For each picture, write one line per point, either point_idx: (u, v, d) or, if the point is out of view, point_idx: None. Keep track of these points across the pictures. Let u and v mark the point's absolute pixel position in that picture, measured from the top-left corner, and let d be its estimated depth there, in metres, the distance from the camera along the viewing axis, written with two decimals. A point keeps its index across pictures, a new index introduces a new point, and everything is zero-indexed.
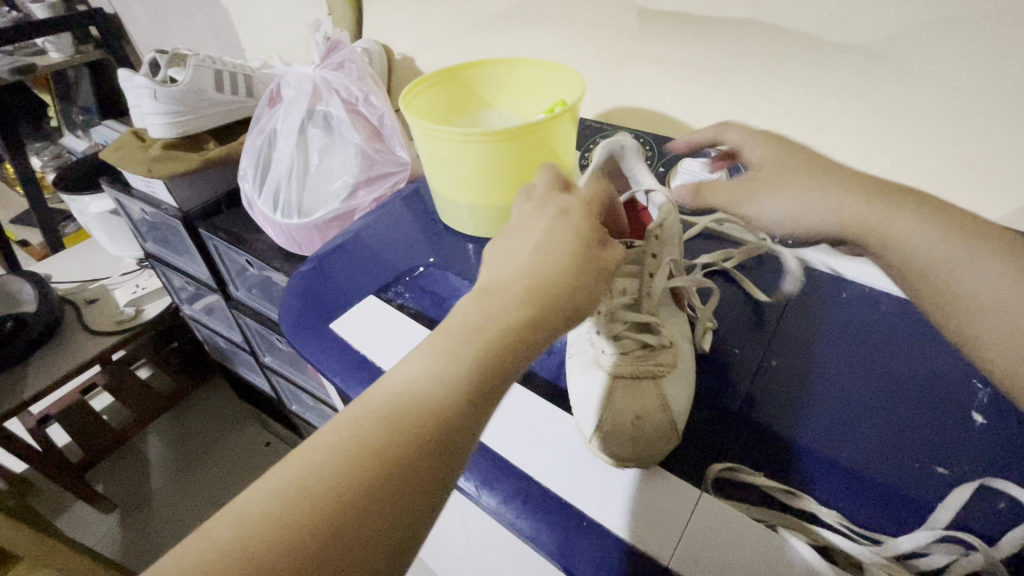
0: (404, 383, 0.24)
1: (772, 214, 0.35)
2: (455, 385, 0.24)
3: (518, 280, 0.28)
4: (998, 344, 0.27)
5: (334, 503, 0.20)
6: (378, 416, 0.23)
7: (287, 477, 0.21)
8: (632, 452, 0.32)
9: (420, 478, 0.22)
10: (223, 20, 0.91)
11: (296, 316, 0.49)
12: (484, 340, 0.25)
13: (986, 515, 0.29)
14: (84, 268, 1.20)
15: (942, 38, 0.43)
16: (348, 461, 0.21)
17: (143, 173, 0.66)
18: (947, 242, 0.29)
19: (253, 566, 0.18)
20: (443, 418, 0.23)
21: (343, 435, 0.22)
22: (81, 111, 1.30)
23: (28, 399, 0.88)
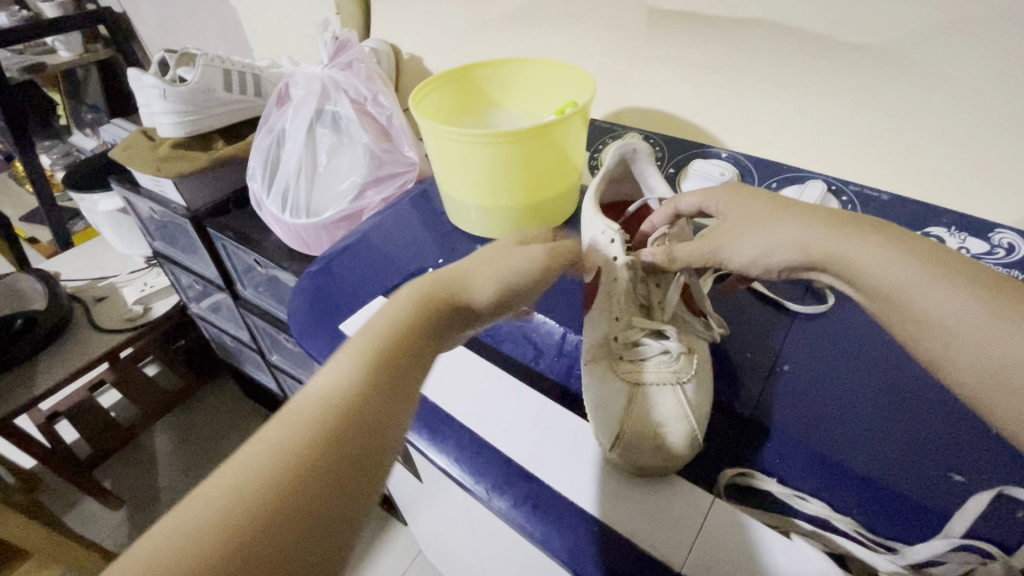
0: (308, 386, 0.25)
1: (745, 252, 0.35)
2: (366, 378, 0.25)
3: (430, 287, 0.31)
4: (970, 372, 0.25)
5: (267, 503, 0.20)
6: (283, 417, 0.23)
7: (232, 479, 0.21)
8: (658, 464, 0.31)
9: (350, 471, 0.23)
10: (231, 19, 0.91)
11: (305, 318, 0.49)
12: (389, 338, 0.27)
13: (1003, 524, 0.29)
14: (93, 265, 1.21)
15: (958, 40, 0.42)
16: (268, 462, 0.21)
17: (151, 172, 0.66)
18: (914, 269, 0.28)
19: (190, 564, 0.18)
20: (366, 408, 0.24)
21: (274, 437, 0.23)
22: (90, 109, 1.31)
23: (39, 396, 0.89)
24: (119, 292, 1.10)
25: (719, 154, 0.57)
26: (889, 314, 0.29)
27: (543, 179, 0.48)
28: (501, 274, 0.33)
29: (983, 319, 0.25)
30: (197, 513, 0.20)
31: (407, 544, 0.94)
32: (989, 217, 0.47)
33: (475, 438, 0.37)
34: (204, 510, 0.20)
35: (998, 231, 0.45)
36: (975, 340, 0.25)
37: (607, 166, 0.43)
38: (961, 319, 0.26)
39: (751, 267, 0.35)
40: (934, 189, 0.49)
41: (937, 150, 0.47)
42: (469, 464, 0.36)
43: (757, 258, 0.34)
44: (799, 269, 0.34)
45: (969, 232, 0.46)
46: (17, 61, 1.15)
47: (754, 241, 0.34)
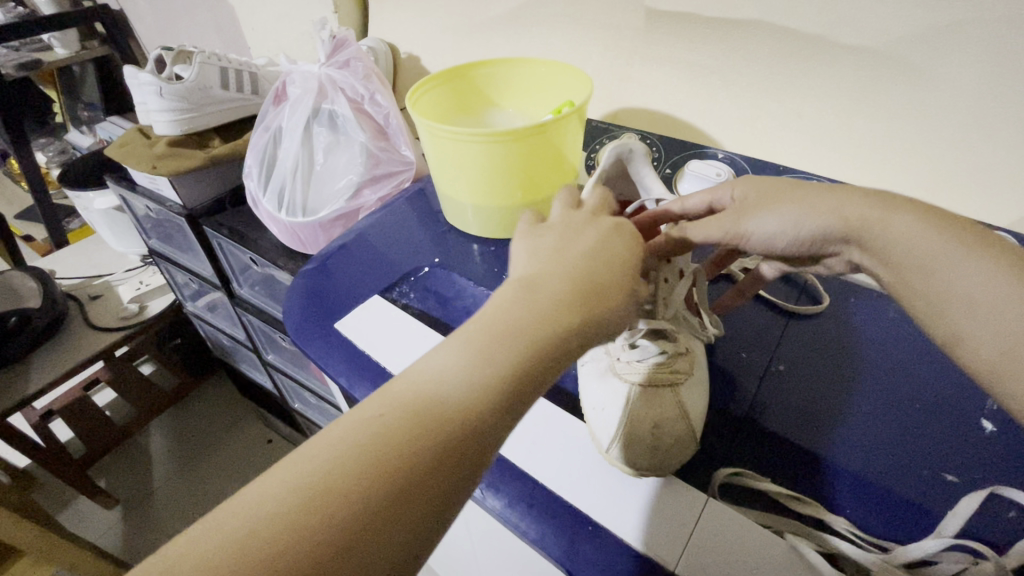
0: (429, 381, 0.24)
1: (768, 226, 0.32)
2: (478, 388, 0.23)
3: (563, 280, 0.27)
4: (995, 343, 0.25)
5: (351, 506, 0.20)
6: (397, 417, 0.22)
7: (317, 468, 0.21)
8: (652, 464, 0.31)
9: (434, 490, 0.21)
10: (228, 17, 0.91)
11: (300, 317, 0.49)
12: (520, 349, 0.24)
13: (996, 523, 0.29)
14: (88, 264, 1.20)
15: (954, 42, 0.42)
16: (369, 464, 0.21)
17: (147, 170, 0.66)
18: (940, 241, 0.28)
19: (271, 554, 0.18)
20: (467, 423, 0.23)
21: (368, 433, 0.22)
22: (86, 107, 1.30)
23: (33, 394, 0.89)
24: (114, 291, 1.09)
25: (715, 155, 0.57)
26: (918, 287, 0.28)
27: (539, 179, 0.48)
28: (588, 266, 0.28)
29: (1021, 293, 0.25)
30: (290, 491, 0.20)
31: None
32: (984, 218, 0.47)
33: None
34: (294, 488, 0.20)
35: (993, 233, 0.46)
36: (1003, 312, 0.25)
37: (603, 164, 0.43)
38: (990, 290, 0.26)
39: (774, 242, 0.32)
40: (930, 190, 0.49)
41: (932, 151, 0.47)
42: None
43: (784, 231, 0.32)
44: (830, 242, 0.31)
45: None
46: (12, 57, 1.15)
47: (779, 212, 0.32)
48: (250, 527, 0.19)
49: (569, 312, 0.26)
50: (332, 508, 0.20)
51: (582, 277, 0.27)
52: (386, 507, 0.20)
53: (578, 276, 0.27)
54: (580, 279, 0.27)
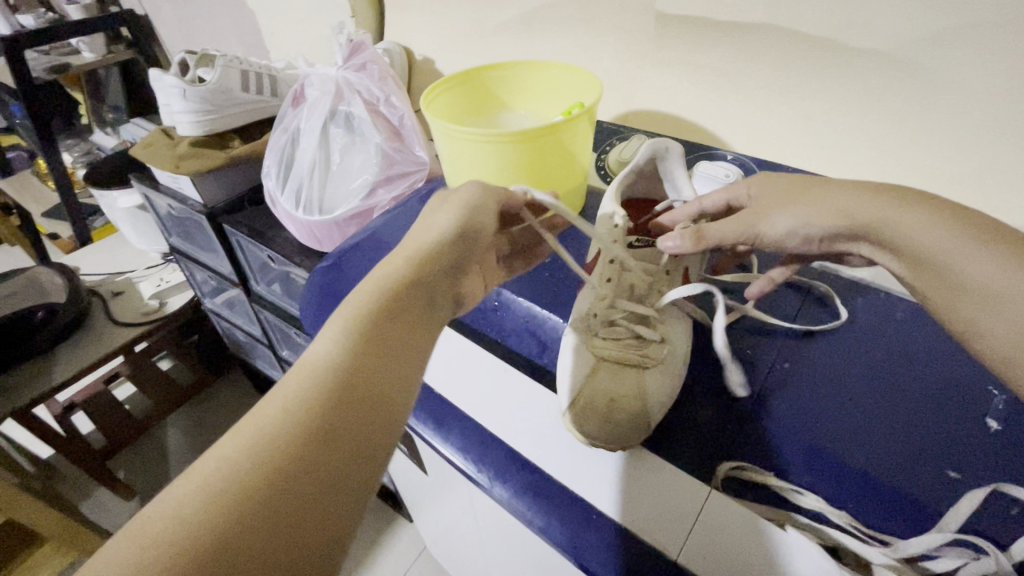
0: (317, 348, 0.28)
1: (781, 225, 0.35)
2: (346, 354, 0.27)
3: (410, 261, 0.33)
4: (1008, 332, 0.26)
5: (265, 479, 0.23)
6: (302, 381, 0.26)
7: (230, 456, 0.23)
8: (603, 432, 0.34)
9: (343, 445, 0.25)
10: (249, 22, 0.94)
11: (314, 312, 0.51)
12: (372, 315, 0.29)
13: (997, 519, 0.29)
14: (111, 261, 1.24)
15: (965, 44, 0.42)
16: (291, 423, 0.24)
17: (171, 169, 0.68)
18: (950, 234, 0.28)
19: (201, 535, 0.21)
20: (349, 380, 0.27)
21: (273, 413, 0.25)
22: (111, 109, 1.34)
23: (58, 385, 0.92)
24: (135, 287, 1.13)
25: (725, 156, 0.57)
26: (930, 279, 0.29)
27: (550, 179, 0.49)
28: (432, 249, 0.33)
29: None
30: (231, 464, 0.23)
31: (411, 540, 0.95)
32: (995, 220, 0.47)
33: None
34: (212, 480, 0.22)
35: None
36: (1011, 303, 0.26)
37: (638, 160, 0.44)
38: (998, 282, 0.26)
39: (788, 241, 0.35)
40: (940, 191, 0.49)
41: (943, 153, 0.47)
42: None
43: (795, 229, 0.34)
44: (840, 240, 0.34)
45: None
46: (43, 61, 1.19)
47: (791, 215, 0.34)
48: (202, 506, 0.22)
49: (414, 281, 0.32)
50: (269, 467, 0.23)
51: (419, 256, 0.33)
52: (305, 462, 0.24)
53: (417, 258, 0.33)
54: (418, 258, 0.33)
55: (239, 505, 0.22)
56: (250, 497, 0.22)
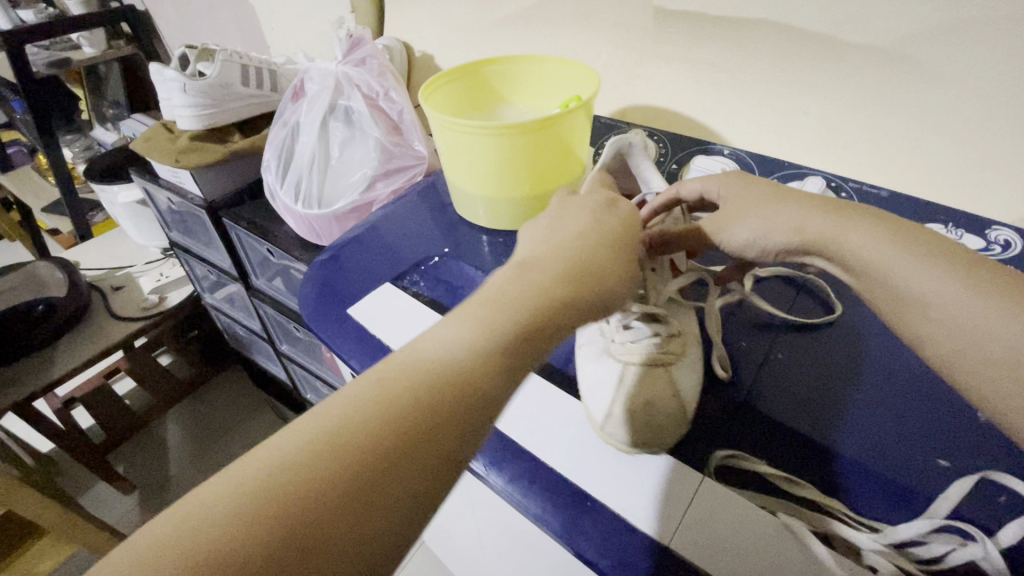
0: (433, 348, 0.25)
1: (741, 235, 0.35)
2: (470, 367, 0.25)
3: (548, 261, 0.30)
4: (950, 345, 0.27)
5: (341, 483, 0.20)
6: (404, 379, 0.24)
7: (321, 437, 0.21)
8: (649, 440, 0.33)
9: (420, 475, 0.22)
10: (250, 17, 0.94)
11: (315, 301, 0.51)
12: (512, 322, 0.26)
13: (987, 506, 0.29)
14: (111, 256, 1.24)
15: (960, 40, 0.43)
16: (379, 425, 0.22)
17: (170, 163, 0.69)
18: (893, 250, 0.30)
19: (264, 519, 0.19)
20: (459, 397, 0.24)
21: (377, 407, 0.23)
22: (111, 104, 1.34)
23: (57, 379, 0.92)
24: (135, 282, 1.13)
25: (722, 151, 0.58)
26: (879, 292, 0.30)
27: (546, 172, 0.50)
28: (573, 248, 0.31)
29: (968, 297, 0.27)
30: (308, 453, 0.21)
31: None
32: (989, 215, 0.48)
33: None
34: (302, 456, 0.21)
35: (995, 229, 0.46)
36: (955, 317, 0.27)
37: (604, 159, 0.44)
38: (940, 294, 0.28)
39: (747, 251, 0.36)
40: (935, 187, 0.49)
41: (937, 149, 0.48)
42: None
43: (753, 241, 0.35)
44: (794, 253, 0.34)
45: (968, 228, 0.46)
46: (44, 56, 1.19)
47: (749, 227, 0.35)
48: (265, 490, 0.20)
49: (559, 287, 0.28)
50: (342, 469, 0.21)
51: (569, 257, 0.30)
52: (378, 484, 0.21)
53: (565, 256, 0.30)
54: (557, 258, 0.30)
55: (287, 509, 0.19)
56: (310, 504, 0.20)
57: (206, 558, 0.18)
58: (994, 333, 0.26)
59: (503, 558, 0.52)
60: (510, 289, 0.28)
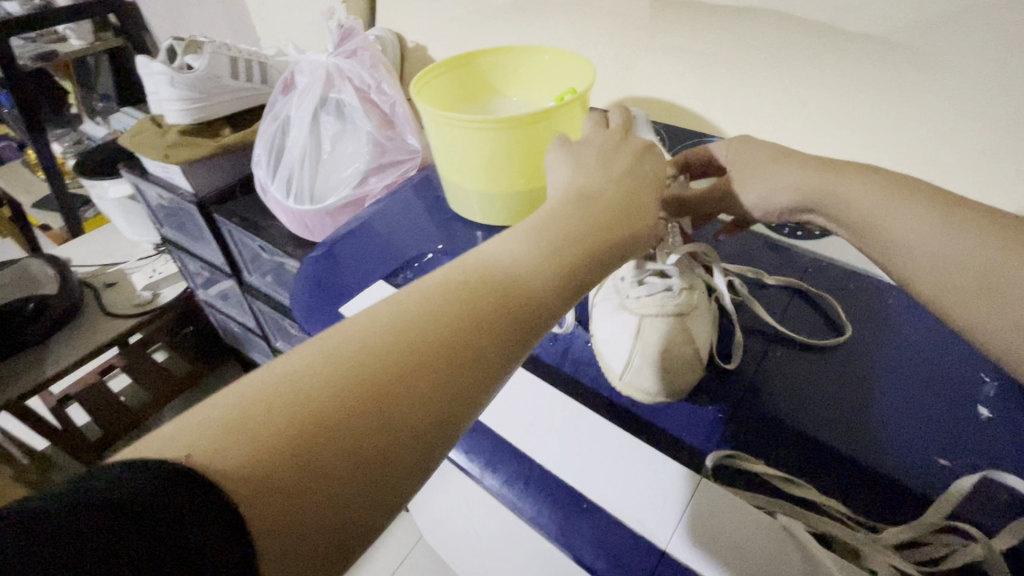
0: (496, 259, 0.26)
1: (751, 196, 0.37)
2: (535, 280, 0.25)
3: (580, 197, 0.29)
4: (927, 272, 0.29)
5: (392, 375, 0.21)
6: (462, 280, 0.24)
7: (381, 334, 0.22)
8: (663, 390, 0.35)
9: (463, 390, 0.22)
10: (240, 8, 0.92)
11: (307, 301, 0.50)
12: (570, 245, 0.27)
13: (986, 505, 0.29)
14: (103, 253, 1.22)
15: (963, 29, 0.42)
16: (433, 326, 0.22)
17: (159, 158, 0.67)
18: (881, 197, 0.31)
19: (314, 404, 0.19)
20: (515, 306, 0.24)
21: (434, 308, 0.23)
22: (100, 98, 1.32)
23: (50, 378, 0.91)
24: (128, 278, 1.12)
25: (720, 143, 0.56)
26: (867, 236, 0.32)
27: (541, 167, 0.49)
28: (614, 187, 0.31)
29: (943, 229, 0.29)
30: (376, 338, 0.21)
31: (408, 529, 0.95)
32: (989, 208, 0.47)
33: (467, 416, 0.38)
34: (362, 349, 0.21)
35: None
36: (929, 246, 0.29)
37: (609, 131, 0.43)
38: (919, 232, 0.29)
39: (757, 211, 0.38)
40: (936, 180, 0.49)
41: (939, 141, 0.47)
42: (463, 443, 0.37)
43: (762, 201, 0.37)
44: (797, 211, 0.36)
45: None
46: (29, 48, 1.16)
47: (758, 186, 0.36)
48: (325, 365, 0.20)
49: (611, 226, 0.28)
50: (393, 363, 0.21)
51: (619, 200, 0.30)
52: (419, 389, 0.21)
53: (617, 198, 0.30)
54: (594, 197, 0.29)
55: (338, 399, 0.19)
56: (360, 394, 0.20)
57: (262, 426, 0.18)
58: (968, 262, 0.28)
59: (498, 554, 0.52)
60: (572, 217, 0.28)
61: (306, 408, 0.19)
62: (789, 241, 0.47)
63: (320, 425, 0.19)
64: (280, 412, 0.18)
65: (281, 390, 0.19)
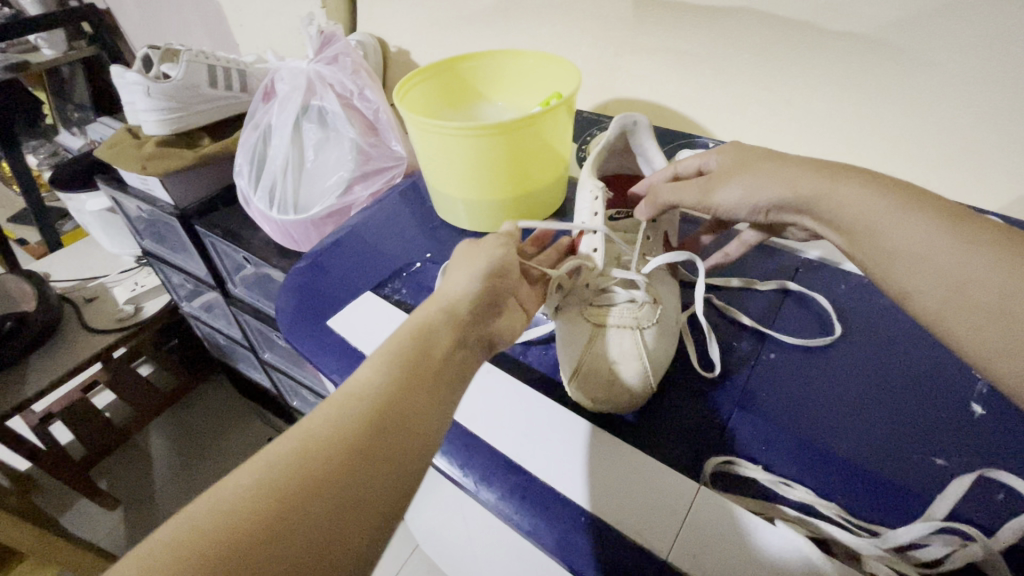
0: (364, 380, 0.27)
1: (731, 196, 0.36)
2: (401, 380, 0.28)
3: (449, 306, 0.33)
4: (933, 294, 0.27)
5: (292, 491, 0.22)
6: (350, 400, 0.26)
7: (264, 469, 0.23)
8: (608, 398, 0.34)
9: (370, 491, 0.24)
10: (216, 15, 0.90)
11: (292, 313, 0.48)
12: (422, 354, 0.30)
13: (983, 505, 0.29)
14: (83, 266, 1.19)
15: (944, 26, 0.42)
16: (328, 434, 0.25)
17: (136, 170, 0.65)
18: (881, 205, 0.29)
19: (213, 548, 0.20)
20: (392, 406, 0.26)
21: (313, 431, 0.25)
22: (77, 108, 1.29)
23: (31, 397, 0.88)
24: (109, 292, 1.09)
25: (707, 143, 0.56)
26: (868, 249, 0.30)
27: (527, 172, 0.48)
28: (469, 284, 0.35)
29: (952, 244, 0.27)
30: (266, 472, 0.23)
31: (403, 539, 0.94)
32: (976, 202, 0.47)
33: (464, 431, 0.37)
34: (259, 483, 0.22)
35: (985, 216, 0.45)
36: (935, 263, 0.27)
37: (608, 138, 0.43)
38: (923, 248, 0.28)
39: (738, 210, 0.37)
40: (923, 176, 0.49)
41: (923, 137, 0.47)
42: (457, 456, 0.36)
43: (744, 200, 0.36)
44: (786, 209, 0.35)
45: None
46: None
47: (742, 185, 0.36)
48: (201, 524, 0.21)
49: (460, 328, 0.32)
50: (300, 475, 0.23)
51: (460, 298, 0.34)
52: (320, 504, 0.22)
53: (458, 298, 0.34)
54: (477, 303, 0.34)
55: (246, 525, 0.21)
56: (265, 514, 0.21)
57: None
58: (976, 284, 0.26)
59: (494, 563, 0.51)
60: (431, 322, 0.32)
61: (196, 556, 0.20)
62: (780, 240, 0.46)
63: (252, 533, 0.21)
64: (193, 553, 0.20)
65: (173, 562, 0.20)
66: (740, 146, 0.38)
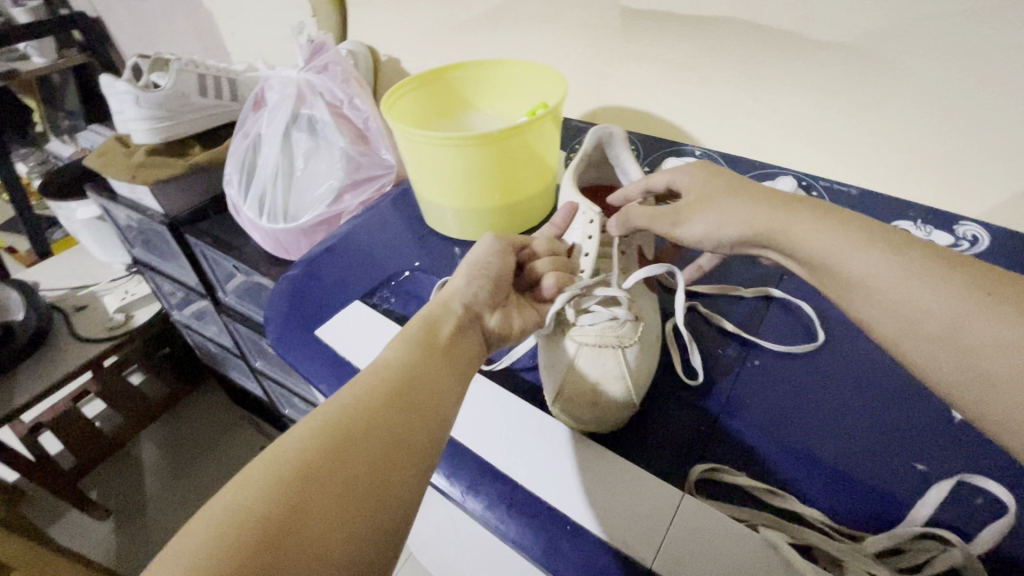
0: (390, 362, 0.30)
1: (697, 229, 0.37)
2: (421, 360, 0.30)
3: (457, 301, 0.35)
4: (888, 325, 0.27)
5: (329, 450, 0.24)
6: (375, 377, 0.28)
7: (300, 438, 0.25)
8: (592, 418, 0.34)
9: (402, 454, 0.26)
10: (207, 23, 0.90)
11: (281, 323, 0.48)
12: (439, 337, 0.32)
13: (964, 510, 0.29)
14: (72, 275, 1.19)
15: (927, 36, 0.43)
16: (356, 404, 0.26)
17: (126, 179, 0.65)
18: (837, 238, 0.30)
19: (262, 503, 0.22)
20: (415, 383, 0.29)
21: (343, 404, 0.27)
22: (67, 115, 1.29)
23: (19, 408, 0.88)
24: (99, 301, 1.09)
25: (693, 151, 0.58)
26: (827, 280, 0.30)
27: (515, 181, 0.49)
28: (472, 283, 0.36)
29: (901, 275, 0.27)
30: (302, 441, 0.24)
31: None
32: (959, 208, 0.48)
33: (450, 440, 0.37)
34: (298, 446, 0.24)
35: (963, 224, 0.47)
36: (888, 295, 0.27)
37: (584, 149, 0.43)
38: (877, 279, 0.28)
39: (703, 242, 0.37)
40: (907, 184, 0.49)
41: (907, 146, 0.48)
42: (444, 465, 0.36)
43: (708, 234, 0.36)
44: (748, 244, 0.35)
45: (936, 224, 0.47)
46: None
47: (707, 219, 0.36)
48: (249, 488, 0.22)
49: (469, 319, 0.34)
50: (333, 440, 0.25)
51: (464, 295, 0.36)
52: (358, 463, 0.24)
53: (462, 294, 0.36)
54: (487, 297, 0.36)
55: (290, 481, 0.23)
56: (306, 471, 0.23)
57: (228, 529, 0.21)
58: (924, 314, 0.26)
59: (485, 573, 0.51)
60: (445, 311, 0.34)
61: (252, 514, 0.21)
62: None
63: (297, 484, 0.23)
64: (243, 508, 0.21)
65: (228, 515, 0.21)
66: (709, 169, 0.38)
